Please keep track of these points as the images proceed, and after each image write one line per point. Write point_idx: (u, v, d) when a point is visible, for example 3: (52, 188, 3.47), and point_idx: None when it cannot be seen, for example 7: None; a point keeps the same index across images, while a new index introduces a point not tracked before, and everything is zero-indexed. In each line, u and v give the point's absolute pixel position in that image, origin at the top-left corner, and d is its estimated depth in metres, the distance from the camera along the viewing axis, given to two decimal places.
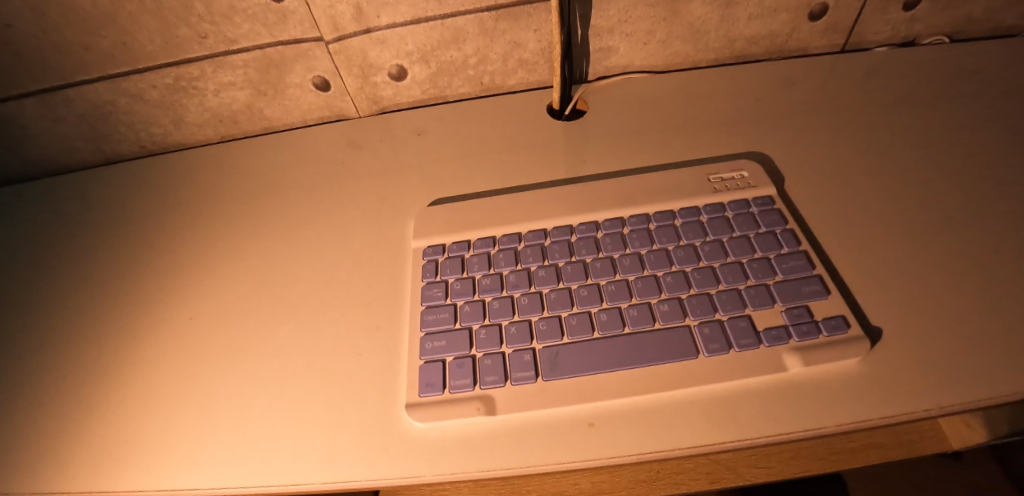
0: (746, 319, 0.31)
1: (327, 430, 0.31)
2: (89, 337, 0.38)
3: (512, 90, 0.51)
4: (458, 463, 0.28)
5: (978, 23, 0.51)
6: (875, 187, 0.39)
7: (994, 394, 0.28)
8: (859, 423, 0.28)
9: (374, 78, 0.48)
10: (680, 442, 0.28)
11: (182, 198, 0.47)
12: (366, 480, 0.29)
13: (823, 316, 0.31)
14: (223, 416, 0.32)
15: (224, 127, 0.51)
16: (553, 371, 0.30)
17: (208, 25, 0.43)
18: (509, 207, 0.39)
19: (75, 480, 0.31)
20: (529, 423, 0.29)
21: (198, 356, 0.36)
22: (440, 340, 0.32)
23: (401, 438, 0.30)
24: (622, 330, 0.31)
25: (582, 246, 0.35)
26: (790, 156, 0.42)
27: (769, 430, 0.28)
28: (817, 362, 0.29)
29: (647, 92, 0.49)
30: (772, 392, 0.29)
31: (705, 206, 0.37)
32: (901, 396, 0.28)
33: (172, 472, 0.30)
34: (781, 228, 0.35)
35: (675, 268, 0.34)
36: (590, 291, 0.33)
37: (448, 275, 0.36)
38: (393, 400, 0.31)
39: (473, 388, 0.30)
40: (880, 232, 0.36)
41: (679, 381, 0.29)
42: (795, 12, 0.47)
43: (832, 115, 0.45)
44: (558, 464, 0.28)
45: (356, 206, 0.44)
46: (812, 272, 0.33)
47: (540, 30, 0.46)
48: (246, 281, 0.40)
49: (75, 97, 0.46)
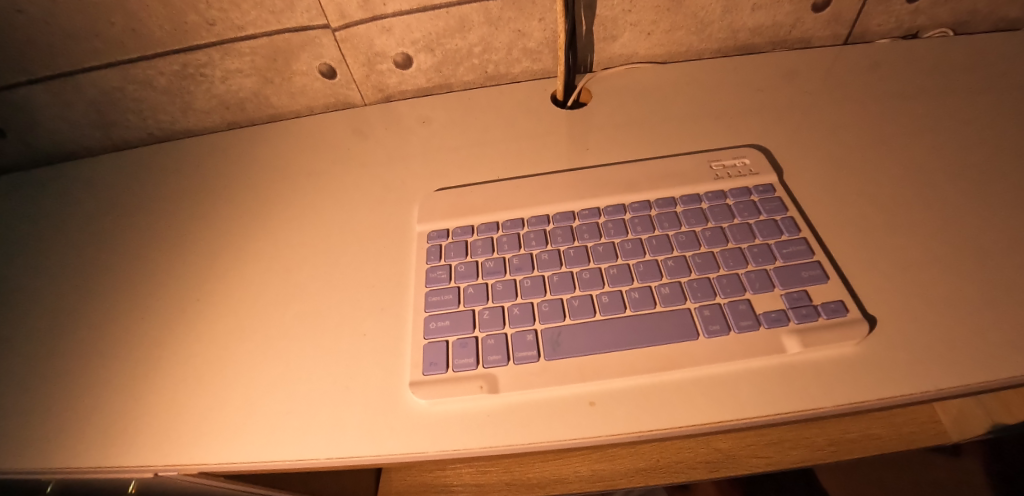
0: (746, 302, 0.31)
1: (332, 408, 0.31)
2: (97, 319, 0.39)
3: (516, 79, 0.51)
4: (460, 440, 0.29)
5: (983, 16, 0.51)
6: (875, 177, 0.39)
7: (990, 378, 0.28)
8: (856, 404, 0.28)
9: (380, 66, 0.49)
10: (680, 421, 0.28)
11: (188, 184, 0.47)
12: (370, 455, 0.29)
13: (822, 300, 0.31)
14: (230, 395, 0.33)
15: (232, 114, 0.51)
16: (556, 351, 0.30)
17: (216, 12, 0.43)
18: (511, 192, 0.40)
19: (85, 455, 0.32)
20: (531, 403, 0.30)
21: (206, 336, 0.36)
22: (444, 320, 0.33)
23: (405, 415, 0.30)
24: (624, 312, 0.32)
25: (585, 231, 0.36)
26: (792, 145, 0.42)
27: (767, 410, 0.28)
28: (815, 344, 0.30)
29: (650, 83, 0.49)
30: (771, 373, 0.29)
31: (706, 193, 0.37)
32: (898, 378, 0.29)
33: (179, 448, 0.31)
34: (781, 215, 0.36)
35: (676, 253, 0.34)
36: (592, 274, 0.33)
37: (453, 258, 0.36)
38: (397, 378, 0.32)
39: (476, 367, 0.31)
40: (879, 220, 0.37)
41: (680, 361, 0.30)
42: (798, 3, 0.48)
43: (834, 107, 0.45)
44: (559, 440, 0.28)
45: (361, 192, 0.44)
46: (811, 258, 0.33)
47: (544, 19, 0.46)
48: (252, 264, 0.40)
49: (84, 83, 0.47)
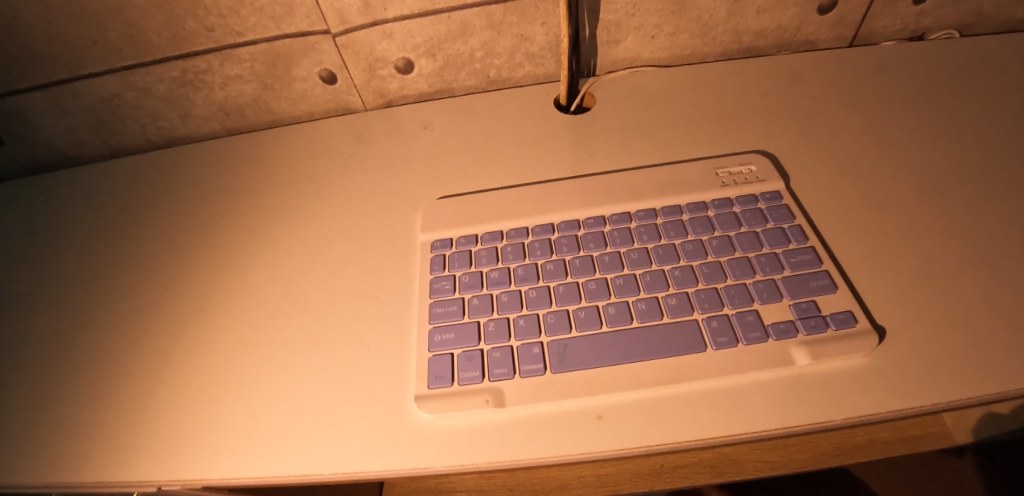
0: (754, 313, 0.31)
1: (338, 422, 0.31)
2: (98, 330, 0.38)
3: (518, 83, 0.51)
4: (468, 454, 0.29)
5: (989, 17, 0.50)
6: (882, 184, 0.39)
7: (1003, 390, 0.28)
8: (866, 417, 0.28)
9: (381, 72, 0.48)
10: (690, 435, 0.28)
11: (188, 192, 0.47)
12: (376, 470, 0.29)
13: (831, 311, 0.31)
14: (234, 409, 0.32)
15: (231, 120, 0.51)
16: (562, 364, 0.30)
17: (215, 18, 0.42)
18: (515, 201, 0.39)
19: (86, 471, 0.31)
20: (539, 417, 0.29)
21: (207, 349, 0.36)
22: (449, 332, 0.33)
23: (411, 429, 0.30)
24: (631, 323, 0.31)
25: (590, 240, 0.36)
26: (797, 151, 0.42)
27: (776, 424, 0.28)
28: (826, 356, 0.29)
29: (653, 87, 0.49)
30: (780, 387, 0.29)
31: (712, 201, 0.37)
32: (909, 390, 0.29)
33: (182, 463, 0.31)
34: (789, 223, 0.35)
35: (683, 263, 0.34)
36: (598, 285, 0.33)
37: (456, 269, 0.36)
38: (402, 391, 0.32)
39: (482, 380, 0.30)
40: (888, 228, 0.36)
41: (688, 375, 0.29)
42: (804, 6, 0.47)
43: (840, 111, 0.45)
44: (568, 455, 0.28)
45: (363, 200, 0.44)
46: (819, 267, 0.33)
47: (547, 24, 0.46)
48: (254, 275, 0.40)
49: (81, 89, 0.46)
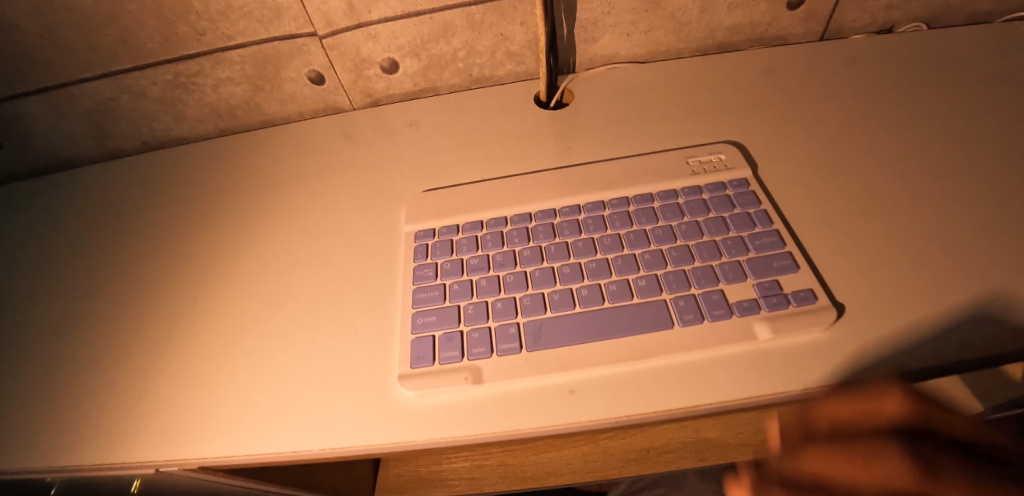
0: (719, 292, 0.33)
1: (326, 401, 0.33)
2: (96, 323, 0.40)
3: (501, 81, 0.53)
4: (448, 429, 0.30)
5: (955, 9, 0.52)
6: (846, 170, 0.41)
7: (952, 358, 0.30)
8: (823, 386, 0.30)
9: (367, 72, 0.50)
10: (656, 406, 0.30)
11: (182, 190, 0.48)
12: (362, 445, 0.31)
13: (792, 289, 0.33)
14: (227, 392, 0.34)
15: (224, 121, 0.53)
16: (537, 342, 0.32)
17: (205, 22, 0.44)
18: (495, 192, 0.41)
19: (87, 454, 0.33)
20: (515, 393, 0.31)
21: (201, 338, 0.37)
22: (430, 315, 0.34)
23: (395, 407, 0.32)
24: (603, 304, 0.33)
25: (565, 227, 0.37)
26: (767, 141, 0.44)
27: (738, 395, 0.30)
28: (785, 330, 0.31)
29: (631, 82, 0.51)
30: (742, 360, 0.31)
31: (683, 188, 0.39)
32: (863, 360, 0.30)
33: (178, 444, 0.32)
34: (755, 208, 0.37)
35: (653, 246, 0.35)
36: (572, 269, 0.35)
37: (438, 257, 0.38)
38: (386, 372, 0.33)
39: (461, 359, 0.32)
40: (850, 211, 0.38)
41: (656, 350, 0.31)
42: (773, 2, 0.49)
43: (809, 102, 0.47)
44: (542, 427, 0.30)
45: (351, 195, 0.45)
46: (782, 248, 0.35)
47: (526, 23, 0.47)
48: (245, 267, 0.41)
49: (78, 93, 0.48)
